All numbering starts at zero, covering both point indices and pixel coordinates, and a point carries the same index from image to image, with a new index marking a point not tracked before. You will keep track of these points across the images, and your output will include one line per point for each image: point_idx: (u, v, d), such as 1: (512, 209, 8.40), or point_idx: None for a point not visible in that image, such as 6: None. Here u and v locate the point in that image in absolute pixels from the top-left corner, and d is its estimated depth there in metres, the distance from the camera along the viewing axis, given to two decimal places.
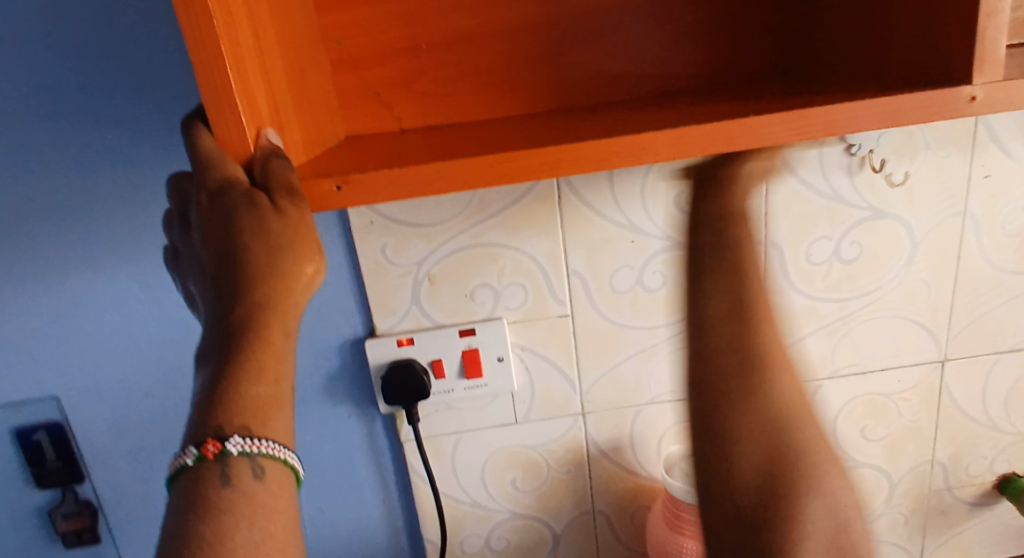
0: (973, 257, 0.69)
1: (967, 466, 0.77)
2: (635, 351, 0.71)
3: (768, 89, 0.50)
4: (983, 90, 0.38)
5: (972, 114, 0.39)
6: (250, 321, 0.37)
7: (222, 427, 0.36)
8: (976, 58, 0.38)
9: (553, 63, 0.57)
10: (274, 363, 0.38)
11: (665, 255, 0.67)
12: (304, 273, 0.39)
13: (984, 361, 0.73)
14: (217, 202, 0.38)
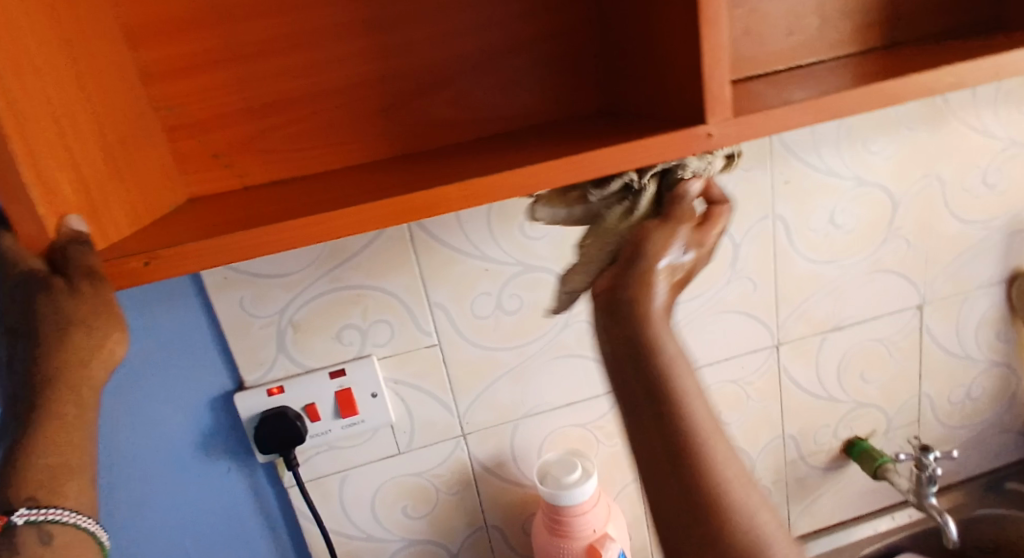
0: (788, 253, 0.79)
1: (815, 436, 0.90)
2: (507, 371, 0.76)
3: (577, 128, 0.57)
4: (717, 129, 0.45)
5: (714, 148, 0.46)
6: (43, 398, 0.42)
7: (10, 499, 0.40)
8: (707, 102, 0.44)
9: (389, 114, 0.61)
10: (64, 436, 0.42)
11: (520, 279, 0.72)
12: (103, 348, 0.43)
13: (812, 342, 0.85)
14: (17, 289, 0.41)
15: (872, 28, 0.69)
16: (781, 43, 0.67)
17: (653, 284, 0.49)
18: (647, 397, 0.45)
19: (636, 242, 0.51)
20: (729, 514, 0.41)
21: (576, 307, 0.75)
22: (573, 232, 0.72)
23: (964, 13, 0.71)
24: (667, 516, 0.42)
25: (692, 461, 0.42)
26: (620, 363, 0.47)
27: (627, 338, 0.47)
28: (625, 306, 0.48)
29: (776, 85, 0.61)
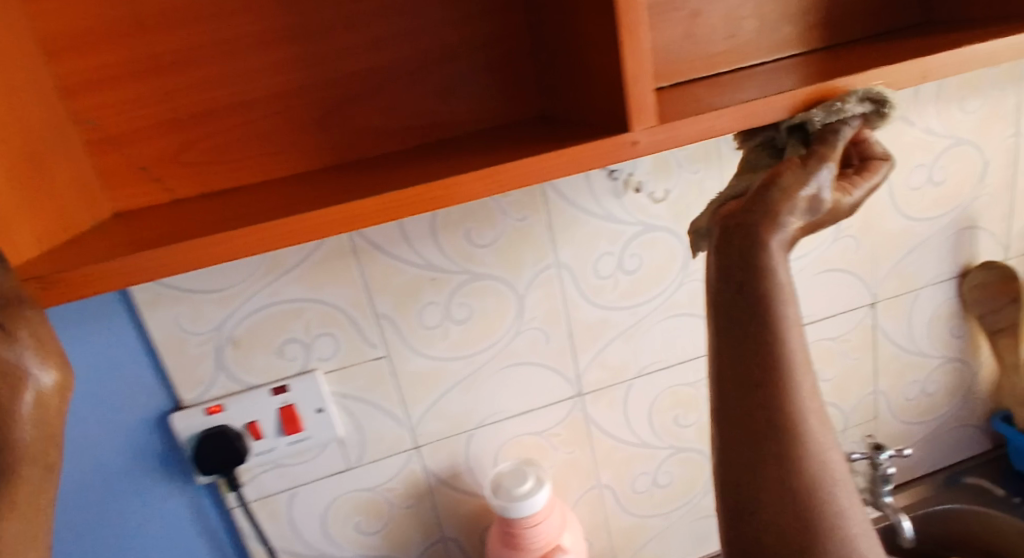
0: None
1: None
2: (458, 381, 0.74)
3: (511, 135, 0.55)
4: (642, 136, 0.45)
5: (640, 155, 0.45)
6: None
7: None
8: (630, 110, 0.44)
9: (322, 124, 0.60)
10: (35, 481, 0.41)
11: (469, 287, 0.71)
12: (54, 386, 0.42)
13: None
14: None
15: (812, 31, 0.69)
16: (721, 46, 0.66)
17: (779, 225, 0.49)
18: (752, 322, 0.50)
19: (771, 179, 0.51)
20: (793, 432, 0.49)
21: (526, 314, 0.74)
22: (520, 239, 0.71)
23: (903, 13, 0.71)
24: (733, 424, 0.51)
25: (769, 385, 0.49)
26: (727, 279, 0.51)
27: (746, 266, 0.50)
28: (760, 270, 0.49)
29: (713, 89, 0.61)
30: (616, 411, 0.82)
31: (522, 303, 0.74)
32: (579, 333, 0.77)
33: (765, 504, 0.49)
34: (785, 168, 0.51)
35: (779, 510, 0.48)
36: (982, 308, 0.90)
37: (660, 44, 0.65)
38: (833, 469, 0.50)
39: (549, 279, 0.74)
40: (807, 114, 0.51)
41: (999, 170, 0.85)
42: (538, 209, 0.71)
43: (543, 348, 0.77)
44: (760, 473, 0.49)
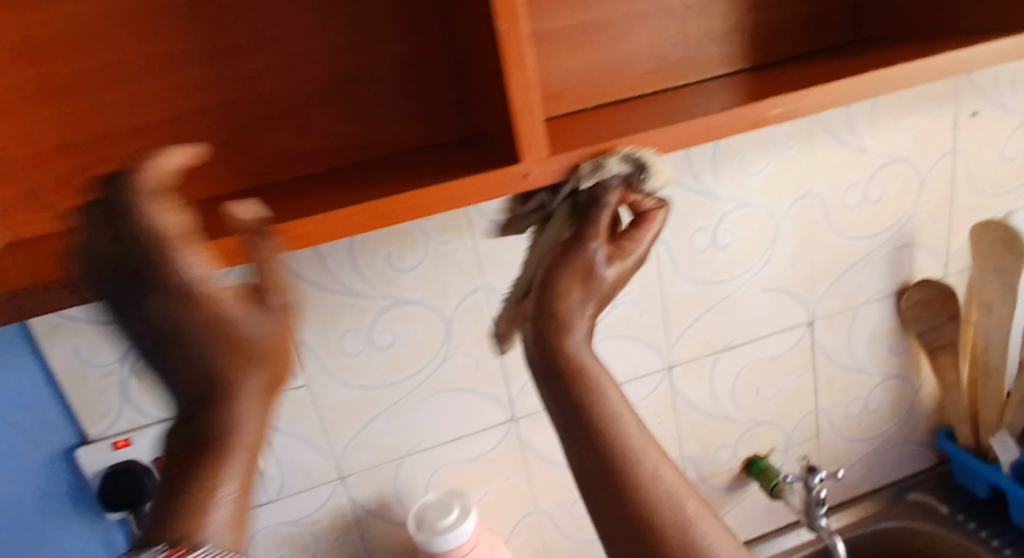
0: (672, 275, 0.77)
1: (714, 456, 0.89)
2: (384, 409, 0.72)
3: (417, 164, 0.54)
4: (531, 168, 0.45)
5: (530, 186, 0.46)
6: (225, 428, 0.43)
7: (188, 538, 0.42)
8: (522, 143, 0.44)
9: (219, 149, 0.57)
10: (244, 462, 0.44)
11: (393, 313, 0.69)
12: (277, 366, 0.44)
13: (704, 363, 0.83)
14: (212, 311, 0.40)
15: (737, 51, 0.67)
16: (642, 67, 0.65)
17: (569, 309, 0.49)
18: (569, 417, 0.48)
19: (547, 270, 0.50)
20: (661, 519, 0.45)
21: (454, 339, 0.72)
22: (444, 263, 0.68)
23: (833, 30, 0.68)
24: (610, 527, 0.46)
25: (619, 481, 0.46)
26: (549, 389, 0.49)
27: (552, 365, 0.48)
28: (558, 367, 0.48)
29: (628, 112, 0.60)
30: (552, 436, 0.80)
31: (449, 327, 0.71)
32: (510, 358, 0.75)
33: None
34: (562, 254, 0.50)
35: None
36: (921, 325, 0.88)
37: (578, 66, 0.63)
38: (718, 535, 0.46)
39: (479, 302, 0.71)
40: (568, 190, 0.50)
41: (940, 187, 0.83)
42: (463, 232, 0.68)
43: (473, 374, 0.74)
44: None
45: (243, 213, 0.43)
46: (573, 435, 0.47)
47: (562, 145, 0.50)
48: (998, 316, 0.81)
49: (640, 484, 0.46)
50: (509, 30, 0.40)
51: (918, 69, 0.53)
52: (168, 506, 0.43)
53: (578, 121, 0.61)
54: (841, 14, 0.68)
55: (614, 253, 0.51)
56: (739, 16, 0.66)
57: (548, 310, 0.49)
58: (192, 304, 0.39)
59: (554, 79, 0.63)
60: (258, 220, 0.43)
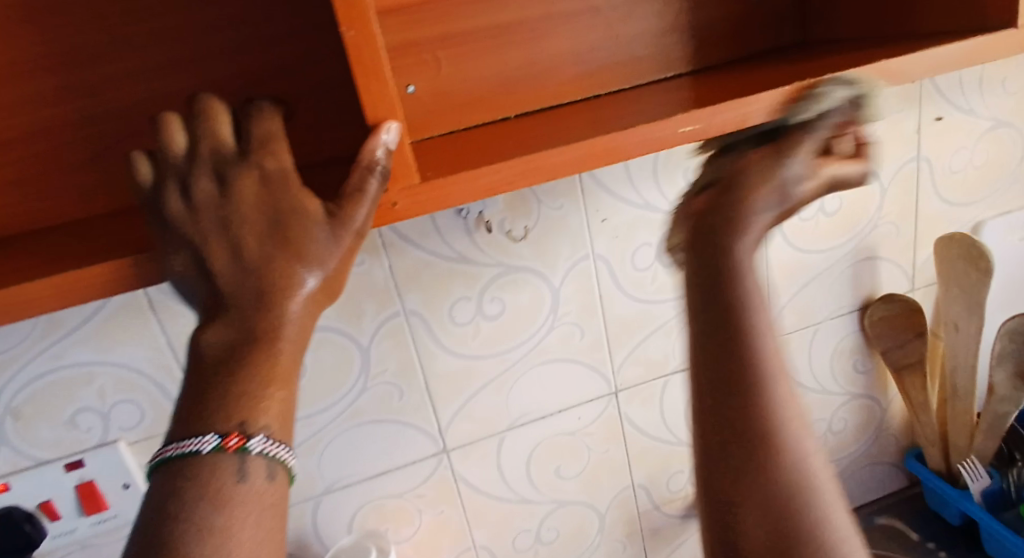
0: (612, 294, 0.72)
1: (667, 483, 0.83)
2: (298, 442, 0.67)
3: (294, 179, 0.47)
4: (398, 197, 0.38)
5: (398, 218, 0.38)
6: (264, 327, 0.35)
7: (246, 422, 0.34)
8: (390, 169, 0.37)
9: (80, 165, 0.49)
10: (286, 361, 0.36)
11: None
12: (333, 280, 0.37)
13: (653, 386, 0.78)
14: (270, 193, 0.36)
15: (674, 54, 0.61)
16: (570, 72, 0.59)
17: (755, 209, 0.43)
18: (713, 296, 0.42)
19: (745, 161, 0.46)
20: (780, 448, 0.38)
21: (373, 367, 0.66)
22: (357, 287, 0.63)
23: (779, 33, 0.63)
24: (708, 439, 0.40)
25: (749, 390, 0.39)
26: (696, 277, 0.43)
27: (710, 259, 0.42)
28: (722, 245, 0.42)
29: (547, 124, 0.54)
30: (488, 466, 0.74)
31: (366, 355, 0.66)
32: (438, 386, 0.69)
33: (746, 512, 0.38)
34: (743, 162, 0.46)
35: (767, 519, 0.37)
36: (887, 343, 0.82)
37: (497, 73, 0.58)
38: (842, 506, 0.38)
39: (398, 327, 0.66)
40: (793, 108, 0.44)
41: (903, 196, 0.77)
42: (376, 252, 0.63)
43: (396, 405, 0.68)
44: (744, 503, 0.38)
45: (380, 144, 0.35)
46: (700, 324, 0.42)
47: (451, 164, 0.42)
48: (965, 335, 0.75)
49: (778, 409, 0.39)
50: (355, 36, 0.33)
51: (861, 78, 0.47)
52: (188, 411, 0.35)
53: (494, 132, 0.56)
54: (787, 15, 0.62)
55: (814, 171, 0.45)
56: (675, 16, 0.60)
57: (728, 198, 0.44)
58: (255, 174, 0.36)
59: (469, 83, 0.57)
60: (389, 147, 0.35)
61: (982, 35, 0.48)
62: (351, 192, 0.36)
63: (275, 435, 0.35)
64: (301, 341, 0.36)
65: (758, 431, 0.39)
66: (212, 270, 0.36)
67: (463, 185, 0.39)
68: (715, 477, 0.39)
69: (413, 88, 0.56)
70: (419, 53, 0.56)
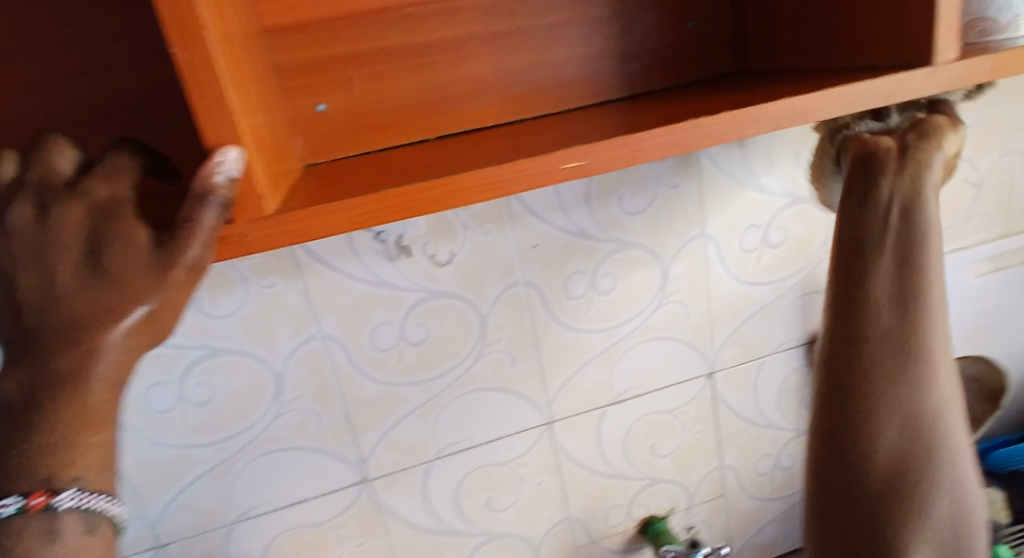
0: (545, 321, 0.70)
1: (605, 516, 0.81)
2: (205, 470, 0.65)
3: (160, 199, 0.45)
4: (247, 229, 0.36)
5: (249, 252, 0.36)
6: (73, 369, 0.34)
7: (52, 479, 0.34)
8: (237, 198, 0.35)
9: None
10: (101, 403, 0.35)
11: (208, 364, 0.61)
12: (162, 319, 0.35)
13: (589, 417, 0.75)
14: (93, 225, 0.35)
15: (602, 80, 0.59)
16: (493, 95, 0.57)
17: (923, 187, 0.48)
18: (862, 241, 0.49)
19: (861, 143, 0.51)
20: (905, 398, 0.48)
21: (288, 393, 0.63)
22: (269, 308, 0.60)
23: (714, 60, 0.61)
24: (838, 378, 0.50)
25: (899, 354, 0.48)
26: (847, 262, 0.50)
27: (899, 256, 0.48)
28: (874, 182, 0.49)
29: (455, 150, 0.53)
30: (413, 498, 0.72)
31: (281, 381, 0.63)
32: (357, 414, 0.66)
33: (873, 425, 0.48)
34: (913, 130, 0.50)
35: (898, 438, 0.48)
36: None
37: (415, 93, 0.56)
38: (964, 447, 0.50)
39: (314, 352, 0.63)
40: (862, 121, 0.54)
41: None
42: (290, 274, 0.60)
43: (314, 432, 0.66)
44: (879, 425, 0.48)
45: (216, 170, 0.34)
46: (884, 257, 0.49)
47: (325, 194, 0.40)
48: None
49: (888, 365, 0.48)
50: (190, 59, 0.32)
51: (767, 120, 0.44)
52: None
53: (400, 156, 0.53)
54: (722, 41, 0.61)
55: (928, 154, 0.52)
56: (604, 40, 0.58)
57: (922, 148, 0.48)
58: (79, 204, 0.35)
59: (383, 104, 0.55)
60: (225, 175, 0.34)
61: (900, 71, 0.45)
62: (182, 222, 0.34)
63: (92, 486, 0.35)
64: (120, 383, 0.36)
65: (902, 349, 0.48)
66: (23, 304, 0.34)
67: (318, 217, 0.37)
68: (841, 414, 0.50)
69: (325, 106, 0.54)
70: (332, 71, 0.54)
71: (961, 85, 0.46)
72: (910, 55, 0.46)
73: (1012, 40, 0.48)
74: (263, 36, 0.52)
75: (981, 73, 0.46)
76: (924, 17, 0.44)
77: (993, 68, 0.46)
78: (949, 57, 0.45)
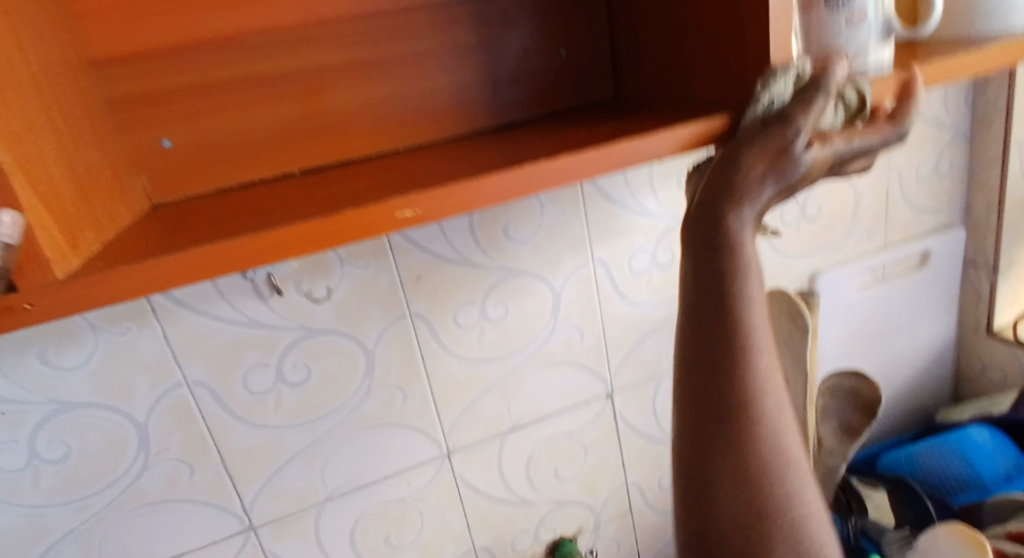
0: (437, 353, 0.68)
1: (513, 543, 0.78)
2: (69, 531, 0.61)
3: None
4: (33, 297, 0.36)
5: (36, 321, 0.37)
6: None
7: None
8: (18, 265, 0.35)
9: None
10: None
11: (60, 421, 0.58)
12: None
13: (488, 446, 0.73)
14: None
15: (473, 112, 0.59)
16: (359, 126, 0.56)
17: (715, 214, 0.44)
18: (711, 294, 0.44)
19: (767, 163, 0.44)
20: (769, 416, 0.44)
21: (153, 445, 0.61)
22: (124, 357, 0.58)
23: (591, 88, 0.62)
24: (703, 420, 0.44)
25: (758, 427, 0.44)
26: (694, 387, 0.45)
27: (703, 281, 0.44)
28: (727, 200, 0.44)
29: (309, 187, 0.51)
30: (305, 542, 0.69)
31: (144, 433, 0.61)
32: (236, 462, 0.64)
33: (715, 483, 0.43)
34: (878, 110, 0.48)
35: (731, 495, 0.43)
36: None
37: (273, 124, 0.54)
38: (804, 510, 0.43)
39: (180, 400, 0.61)
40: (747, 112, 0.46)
41: None
42: (146, 321, 0.58)
43: (186, 484, 0.63)
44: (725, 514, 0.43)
45: None
46: (713, 308, 0.44)
47: (138, 251, 0.40)
48: (793, 389, 0.74)
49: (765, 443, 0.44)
50: None
51: (610, 159, 0.45)
52: None
53: (251, 193, 0.52)
54: (598, 70, 0.62)
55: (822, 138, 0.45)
56: (473, 71, 0.58)
57: (732, 172, 0.44)
58: None
59: (236, 137, 0.53)
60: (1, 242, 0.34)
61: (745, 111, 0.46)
62: None
63: None
64: None
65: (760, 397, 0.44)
66: None
67: (112, 282, 0.37)
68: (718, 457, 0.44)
69: (169, 142, 0.52)
70: (177, 104, 0.51)
71: None
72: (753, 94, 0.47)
73: (856, 72, 0.52)
74: (92, 70, 0.49)
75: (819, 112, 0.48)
76: (760, 57, 0.46)
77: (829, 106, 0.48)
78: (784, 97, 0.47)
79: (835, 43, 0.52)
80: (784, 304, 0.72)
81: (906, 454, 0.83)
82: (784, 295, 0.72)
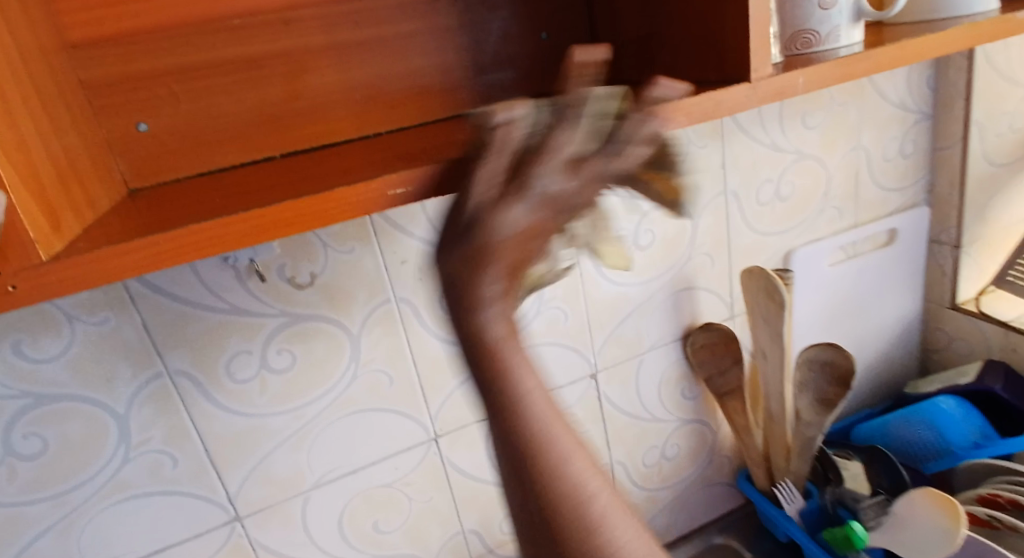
0: (422, 337, 0.68)
1: (500, 524, 0.79)
2: (47, 527, 0.59)
3: None
4: (18, 278, 0.35)
5: (21, 303, 0.36)
6: None
7: None
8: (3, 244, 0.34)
9: None
10: None
11: (36, 414, 0.56)
12: None
13: (474, 429, 0.73)
14: None
15: (455, 93, 0.59)
16: (340, 108, 0.55)
17: (457, 222, 0.36)
18: (458, 299, 0.36)
19: (517, 213, 0.35)
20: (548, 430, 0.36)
21: (134, 436, 0.60)
22: (102, 347, 0.57)
23: None
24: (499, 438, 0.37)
25: (537, 444, 0.36)
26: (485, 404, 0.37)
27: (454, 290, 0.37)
28: (454, 204, 0.36)
29: (291, 169, 0.50)
30: (292, 529, 0.68)
31: (125, 425, 0.59)
32: (219, 451, 0.63)
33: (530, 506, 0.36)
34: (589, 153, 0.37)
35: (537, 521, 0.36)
36: (709, 369, 0.82)
37: (252, 107, 0.53)
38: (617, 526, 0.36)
39: (162, 390, 0.60)
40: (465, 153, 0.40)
41: (715, 228, 0.78)
42: (124, 309, 0.57)
43: (169, 475, 0.62)
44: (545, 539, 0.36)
45: None
46: (471, 314, 0.36)
47: (122, 232, 0.39)
48: (772, 363, 0.77)
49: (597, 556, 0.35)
50: None
51: None
52: None
53: (232, 177, 0.51)
54: None
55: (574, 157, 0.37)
56: (454, 52, 0.58)
57: (457, 208, 0.36)
58: None
59: (214, 120, 0.52)
60: None
61: (722, 87, 0.47)
62: None
63: None
64: None
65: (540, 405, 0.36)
66: None
67: (98, 262, 0.36)
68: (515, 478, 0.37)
69: (146, 126, 0.51)
70: (153, 87, 0.50)
71: (777, 98, 0.49)
72: (734, 70, 0.48)
73: (830, 50, 0.54)
74: (65, 51, 0.47)
75: (795, 87, 0.49)
76: (739, 35, 0.47)
77: (805, 81, 0.49)
78: (763, 73, 0.48)
79: (809, 25, 0.54)
80: (761, 282, 0.75)
81: (879, 425, 0.86)
82: (761, 273, 0.74)
